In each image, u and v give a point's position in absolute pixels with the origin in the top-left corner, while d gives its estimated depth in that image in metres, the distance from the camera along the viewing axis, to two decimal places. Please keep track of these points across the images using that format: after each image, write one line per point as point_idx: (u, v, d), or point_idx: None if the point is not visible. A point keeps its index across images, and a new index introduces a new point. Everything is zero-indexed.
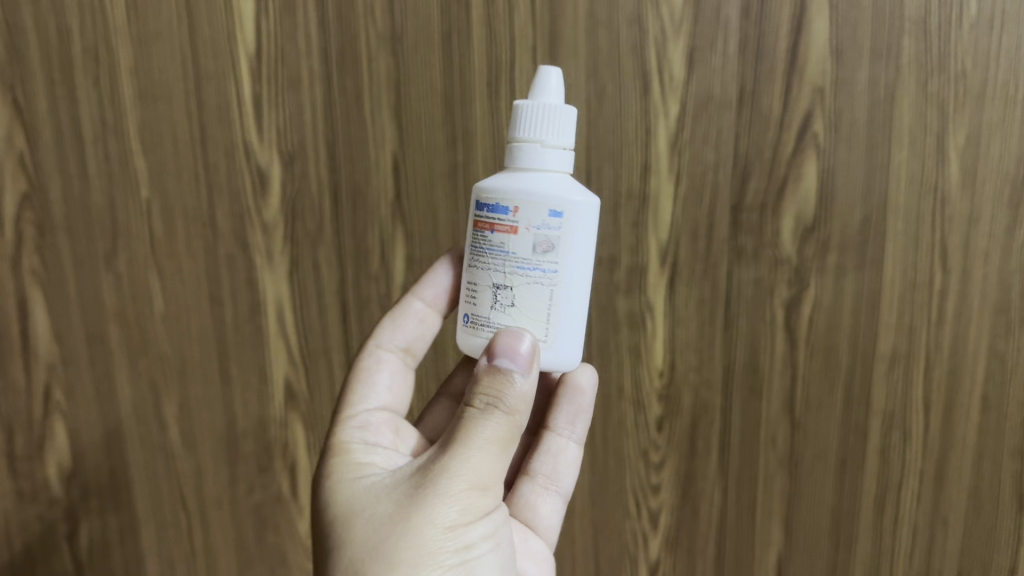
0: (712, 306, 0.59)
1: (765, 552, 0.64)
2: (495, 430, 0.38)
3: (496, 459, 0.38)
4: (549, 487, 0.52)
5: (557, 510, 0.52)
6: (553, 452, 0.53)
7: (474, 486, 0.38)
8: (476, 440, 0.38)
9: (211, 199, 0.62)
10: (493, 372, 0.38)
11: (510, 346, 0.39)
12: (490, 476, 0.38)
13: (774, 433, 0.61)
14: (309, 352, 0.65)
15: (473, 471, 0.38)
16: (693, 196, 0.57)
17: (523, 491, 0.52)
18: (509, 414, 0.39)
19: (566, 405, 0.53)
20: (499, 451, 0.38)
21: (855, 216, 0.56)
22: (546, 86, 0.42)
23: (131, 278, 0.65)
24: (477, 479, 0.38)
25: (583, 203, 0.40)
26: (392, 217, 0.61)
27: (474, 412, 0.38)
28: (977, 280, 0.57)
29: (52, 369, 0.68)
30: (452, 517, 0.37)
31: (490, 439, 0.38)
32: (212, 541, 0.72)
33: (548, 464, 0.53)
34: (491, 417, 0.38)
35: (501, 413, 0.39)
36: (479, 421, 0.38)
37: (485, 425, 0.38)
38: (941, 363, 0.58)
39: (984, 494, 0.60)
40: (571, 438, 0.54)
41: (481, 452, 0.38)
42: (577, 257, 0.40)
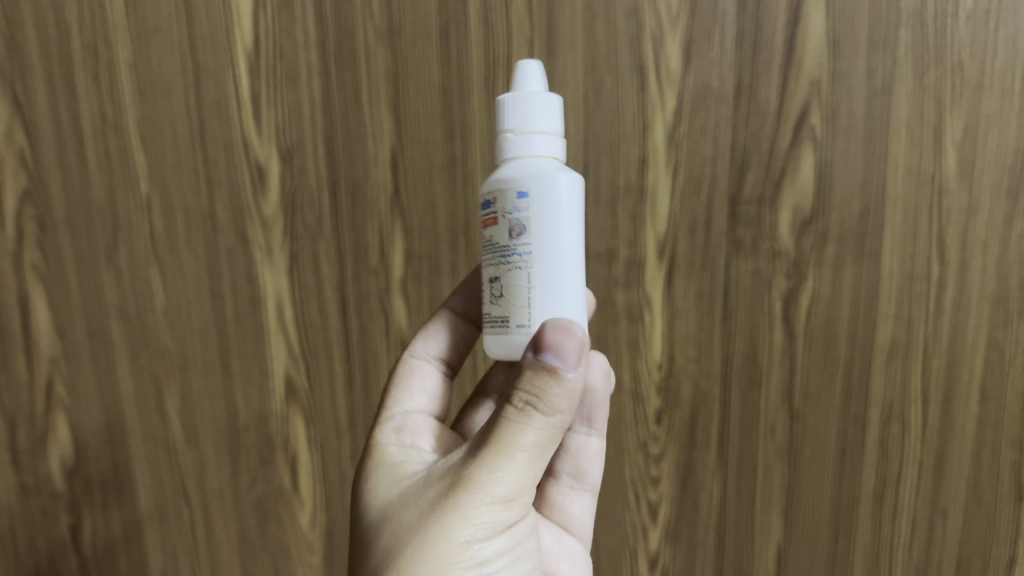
0: (710, 298, 0.59)
1: (764, 543, 0.64)
2: (533, 435, 0.35)
3: (528, 467, 0.35)
4: (576, 486, 0.52)
5: (587, 507, 0.52)
6: (575, 451, 0.52)
7: (498, 502, 0.35)
8: (506, 449, 0.35)
9: (211, 194, 0.62)
10: (537, 371, 0.35)
11: (556, 340, 0.35)
12: (519, 488, 0.35)
13: (773, 425, 0.62)
14: (309, 346, 0.65)
15: (497, 485, 0.35)
16: (690, 189, 0.57)
17: (551, 495, 0.52)
18: (548, 414, 0.35)
19: (582, 404, 0.51)
20: (532, 459, 0.35)
21: (853, 207, 0.56)
22: (528, 75, 0.40)
23: (132, 272, 0.65)
24: (502, 493, 0.35)
25: (551, 180, 0.37)
26: (390, 211, 0.61)
27: (512, 413, 0.35)
28: (976, 271, 0.57)
29: (54, 363, 0.69)
30: (471, 533, 0.35)
31: (520, 447, 0.35)
32: (215, 534, 0.72)
33: (572, 464, 0.52)
34: (526, 421, 0.35)
35: (539, 415, 0.35)
36: (515, 425, 0.35)
37: (518, 431, 0.35)
38: (939, 354, 0.59)
39: (984, 485, 0.61)
40: (592, 433, 0.52)
41: (508, 462, 0.35)
42: (557, 238, 0.37)
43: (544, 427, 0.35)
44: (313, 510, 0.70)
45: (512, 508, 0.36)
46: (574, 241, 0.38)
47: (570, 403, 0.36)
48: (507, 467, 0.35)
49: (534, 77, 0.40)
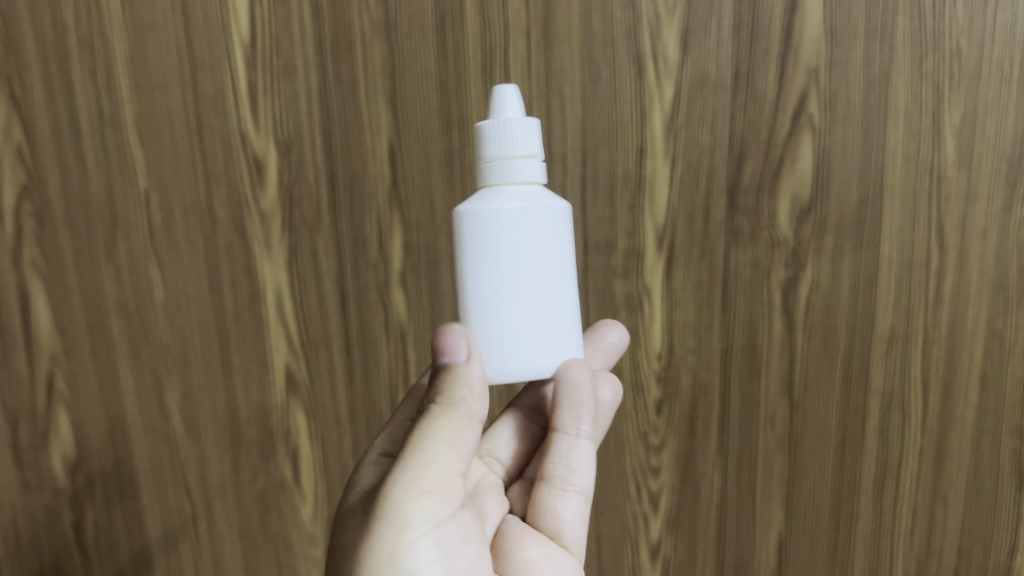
0: (710, 288, 0.59)
1: (765, 532, 0.65)
2: (445, 428, 0.37)
3: (445, 459, 0.37)
4: (566, 490, 0.49)
5: (580, 510, 0.50)
6: (565, 453, 0.49)
7: (419, 496, 0.37)
8: (419, 444, 0.37)
9: (209, 188, 0.62)
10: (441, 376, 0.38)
11: (446, 344, 0.38)
12: (439, 480, 0.37)
13: (773, 415, 0.62)
14: (309, 340, 0.65)
15: (415, 478, 0.37)
16: (689, 179, 0.57)
17: (540, 501, 0.49)
18: (453, 408, 0.38)
19: (567, 407, 0.47)
20: (447, 450, 0.37)
21: (851, 196, 0.56)
22: (502, 100, 0.41)
23: (131, 268, 0.65)
24: (420, 485, 0.37)
25: (468, 214, 0.40)
26: (389, 204, 0.61)
27: (426, 415, 0.38)
28: (975, 258, 0.57)
29: (55, 359, 0.69)
30: (397, 531, 0.36)
31: (433, 440, 0.37)
32: (217, 528, 0.72)
33: (562, 467, 0.49)
34: (434, 417, 0.37)
35: (445, 409, 0.38)
36: (427, 423, 0.37)
37: (427, 426, 0.37)
38: (939, 342, 0.58)
39: (984, 472, 0.61)
40: (580, 433, 0.49)
41: (424, 454, 0.37)
42: (478, 269, 0.40)
43: (454, 419, 0.37)
44: (315, 503, 0.70)
45: (435, 501, 0.37)
46: (501, 271, 0.39)
47: (474, 398, 0.38)
48: (421, 461, 0.37)
49: (511, 103, 0.41)
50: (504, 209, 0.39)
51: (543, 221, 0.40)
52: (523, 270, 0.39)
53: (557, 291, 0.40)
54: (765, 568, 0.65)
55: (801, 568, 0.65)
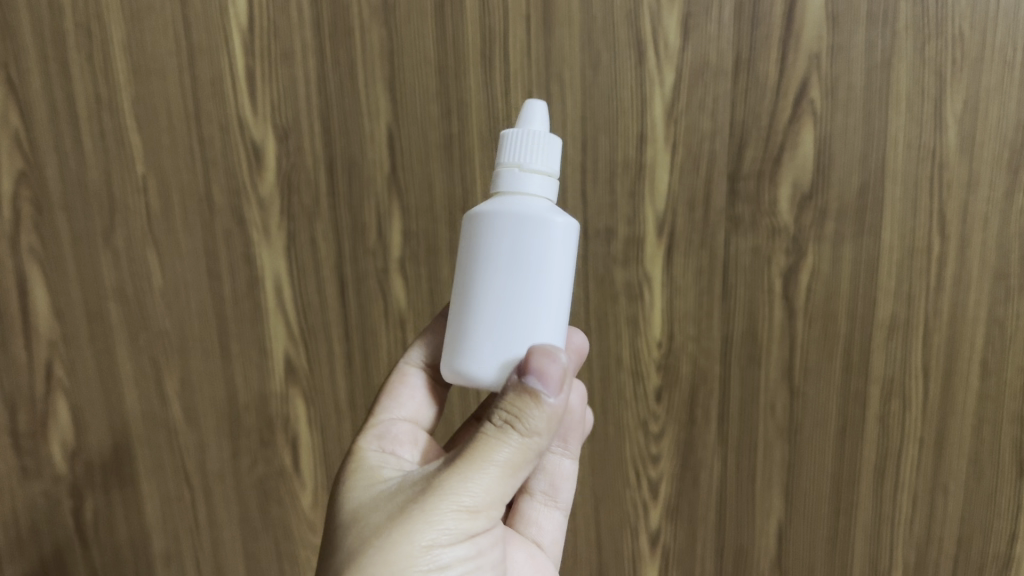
0: (709, 276, 0.59)
1: (765, 519, 0.64)
2: (506, 450, 0.36)
3: (501, 482, 0.37)
4: (549, 503, 0.53)
5: (559, 524, 0.53)
6: (550, 469, 0.54)
7: (464, 512, 0.37)
8: (480, 461, 0.36)
9: (208, 174, 0.62)
10: (518, 392, 0.36)
11: (540, 364, 0.36)
12: (490, 501, 0.37)
13: (773, 402, 0.61)
14: (308, 327, 0.65)
15: (466, 495, 0.37)
16: (689, 165, 0.57)
17: (523, 509, 0.52)
18: (527, 435, 0.37)
19: (561, 425, 0.53)
20: (506, 474, 0.37)
21: (852, 182, 0.56)
22: (529, 115, 0.40)
23: (130, 255, 0.65)
24: (469, 502, 0.37)
25: (473, 213, 0.40)
26: (387, 190, 0.61)
27: (490, 429, 0.37)
28: (976, 246, 0.56)
29: (53, 346, 0.69)
30: (433, 538, 0.36)
31: (497, 462, 0.36)
32: (216, 514, 0.72)
33: (544, 480, 0.53)
34: (504, 438, 0.37)
35: (519, 434, 0.36)
36: (492, 441, 0.37)
37: (496, 445, 0.37)
38: (940, 330, 0.58)
39: (984, 461, 0.61)
40: (566, 453, 0.54)
41: (479, 474, 0.36)
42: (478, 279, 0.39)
43: (521, 445, 0.37)
44: (314, 491, 0.70)
45: (478, 517, 0.37)
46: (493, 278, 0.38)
47: (548, 427, 0.37)
48: (477, 479, 0.37)
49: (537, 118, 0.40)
50: (495, 214, 0.38)
51: (529, 233, 0.37)
52: (517, 281, 0.38)
53: (538, 307, 0.38)
54: (764, 555, 0.65)
55: (801, 556, 0.65)
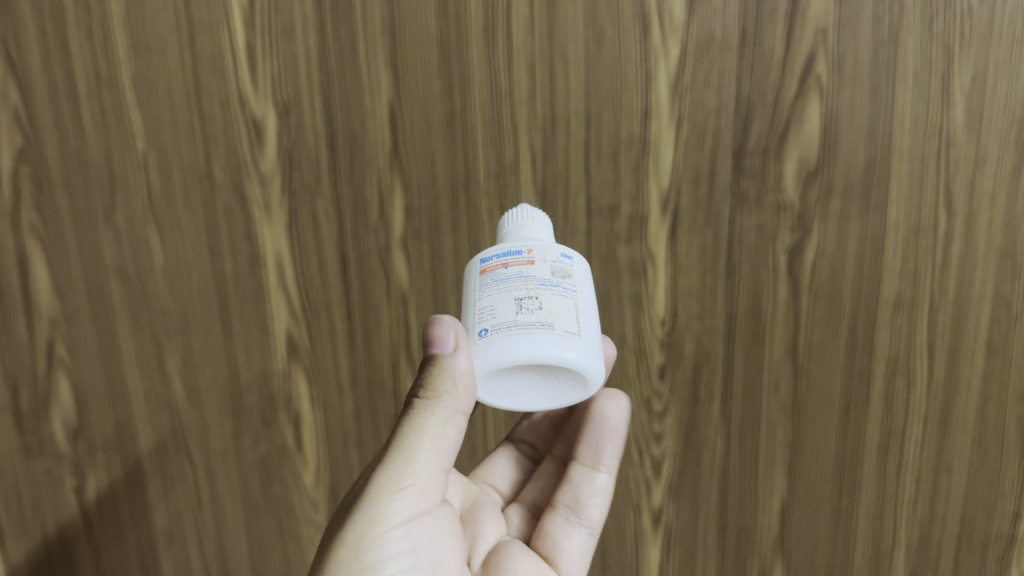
0: (714, 253, 0.59)
1: (768, 498, 0.64)
2: (426, 425, 0.38)
3: (426, 458, 0.38)
4: (569, 520, 0.48)
5: (584, 547, 0.48)
6: (576, 483, 0.49)
7: (391, 496, 0.38)
8: (400, 443, 0.38)
9: (208, 151, 0.62)
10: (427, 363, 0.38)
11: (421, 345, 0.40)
12: (416, 478, 0.38)
13: (777, 380, 0.61)
14: (310, 305, 0.65)
15: (390, 473, 0.38)
16: (694, 141, 0.57)
17: (545, 526, 0.48)
18: (436, 403, 0.38)
19: (592, 433, 0.49)
20: (425, 447, 0.38)
21: (859, 158, 0.55)
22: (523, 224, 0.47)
23: (131, 233, 0.65)
24: (399, 486, 0.38)
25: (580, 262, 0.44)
26: (390, 167, 0.60)
27: (410, 409, 0.39)
28: (983, 223, 0.56)
29: (54, 324, 0.68)
30: (366, 528, 0.38)
31: (416, 439, 0.38)
32: (219, 493, 0.72)
33: (570, 495, 0.49)
34: (418, 410, 0.38)
35: (431, 405, 0.38)
36: (414, 420, 0.38)
37: (411, 419, 0.38)
38: (945, 307, 0.58)
39: (988, 439, 0.60)
40: (598, 468, 0.49)
41: (404, 455, 0.38)
42: None
43: (434, 415, 0.38)
44: (317, 468, 0.70)
45: (407, 497, 0.38)
46: None
47: (461, 387, 0.38)
48: (399, 458, 0.38)
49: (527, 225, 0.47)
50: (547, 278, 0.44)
51: None
52: None
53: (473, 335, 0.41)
54: (766, 534, 0.66)
55: (803, 534, 0.65)
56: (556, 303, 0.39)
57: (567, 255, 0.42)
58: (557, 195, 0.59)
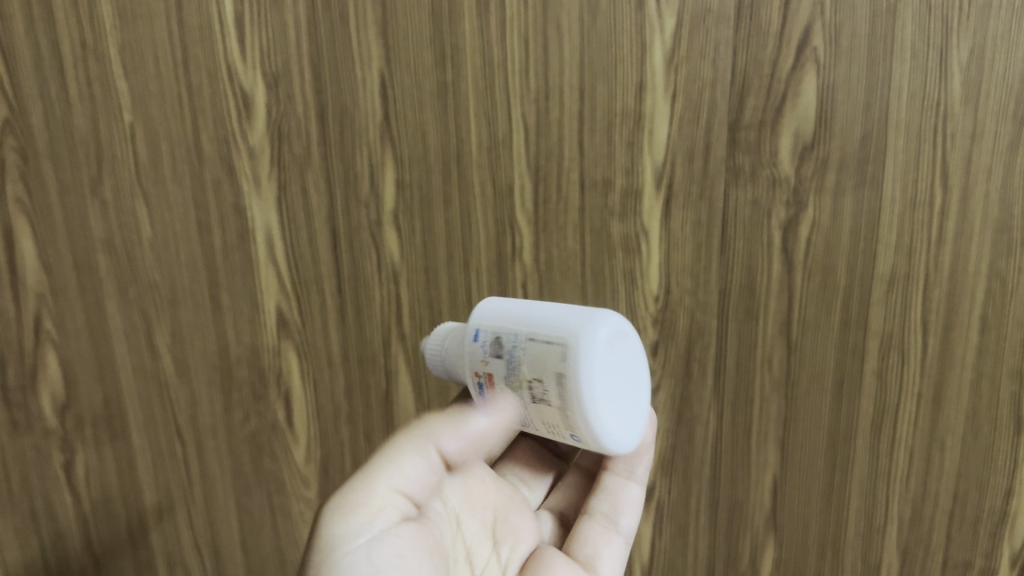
0: (708, 228, 0.58)
1: (760, 473, 0.65)
2: (402, 448, 0.37)
3: (389, 475, 0.36)
4: (609, 529, 0.46)
5: (621, 557, 0.46)
6: (610, 491, 0.47)
7: (346, 512, 0.35)
8: (367, 466, 0.37)
9: (196, 123, 0.61)
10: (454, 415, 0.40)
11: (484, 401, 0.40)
12: (374, 492, 0.36)
13: (770, 357, 0.61)
14: (300, 280, 0.64)
15: (352, 492, 0.36)
16: (689, 114, 0.56)
17: (579, 532, 0.46)
18: (407, 430, 0.38)
19: None
20: (396, 466, 0.37)
21: (855, 133, 0.54)
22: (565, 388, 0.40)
23: (118, 206, 0.64)
24: (360, 499, 0.35)
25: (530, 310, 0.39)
26: (380, 140, 0.59)
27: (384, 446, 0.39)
28: (978, 198, 0.54)
29: (42, 298, 0.68)
30: (323, 552, 0.34)
31: (379, 457, 0.37)
32: (208, 468, 0.72)
33: (606, 502, 0.47)
34: (389, 442, 0.38)
35: (402, 434, 0.38)
36: (384, 445, 0.38)
37: (378, 449, 0.38)
38: (940, 284, 0.56)
39: (982, 419, 0.59)
40: (631, 476, 0.47)
41: (368, 473, 0.36)
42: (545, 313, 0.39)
43: (406, 440, 0.38)
44: (307, 445, 0.69)
45: (378, 508, 0.35)
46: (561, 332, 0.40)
47: (440, 420, 0.38)
48: (360, 478, 0.36)
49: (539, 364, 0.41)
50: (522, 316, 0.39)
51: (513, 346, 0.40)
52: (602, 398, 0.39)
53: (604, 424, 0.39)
54: (759, 509, 0.66)
55: (796, 510, 0.65)
56: (536, 365, 0.37)
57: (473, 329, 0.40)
58: (550, 168, 0.58)
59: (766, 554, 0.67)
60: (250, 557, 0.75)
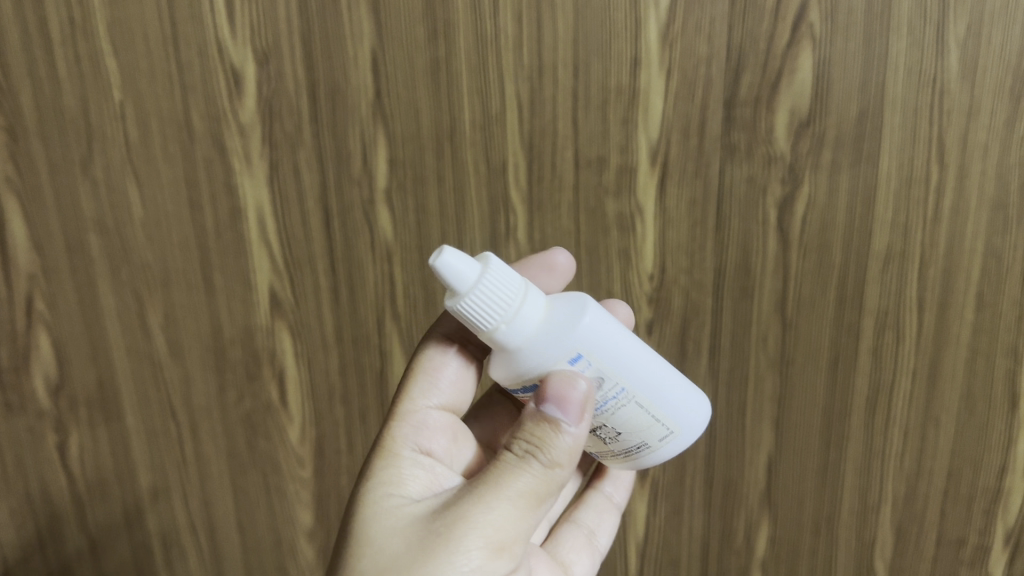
0: (704, 206, 0.58)
1: (755, 452, 0.65)
2: (530, 482, 0.36)
3: (519, 519, 0.36)
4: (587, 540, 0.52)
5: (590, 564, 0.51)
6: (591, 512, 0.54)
7: (479, 554, 0.35)
8: (496, 492, 0.36)
9: (186, 101, 0.60)
10: (540, 423, 0.36)
11: (559, 393, 0.36)
12: (506, 538, 0.36)
13: (765, 335, 0.61)
14: (293, 260, 0.64)
15: (477, 534, 0.35)
16: (684, 91, 0.55)
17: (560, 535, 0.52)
18: (548, 468, 0.36)
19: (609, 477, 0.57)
20: (515, 506, 0.36)
21: (851, 109, 0.54)
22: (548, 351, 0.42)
23: (109, 186, 0.64)
24: (490, 540, 0.35)
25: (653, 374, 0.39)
26: (372, 118, 0.59)
27: (510, 458, 0.37)
28: (975, 175, 0.54)
29: (33, 279, 0.68)
30: None
31: (514, 491, 0.36)
32: (203, 449, 0.72)
33: (588, 517, 0.54)
34: (518, 466, 0.36)
35: (535, 464, 0.36)
36: (513, 470, 0.36)
37: (510, 473, 0.36)
38: (936, 261, 0.56)
39: (977, 395, 0.59)
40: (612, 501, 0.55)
41: (498, 505, 0.36)
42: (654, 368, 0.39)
43: (540, 479, 0.36)
44: (302, 425, 0.69)
45: (489, 561, 0.36)
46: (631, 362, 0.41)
47: (569, 458, 0.37)
48: (490, 511, 0.36)
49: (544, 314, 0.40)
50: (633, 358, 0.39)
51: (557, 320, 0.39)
52: None
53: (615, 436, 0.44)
54: (753, 487, 0.66)
55: (790, 488, 0.65)
56: (630, 424, 0.39)
57: (573, 351, 0.37)
58: (544, 146, 0.58)
59: (761, 531, 0.67)
60: (246, 537, 0.75)
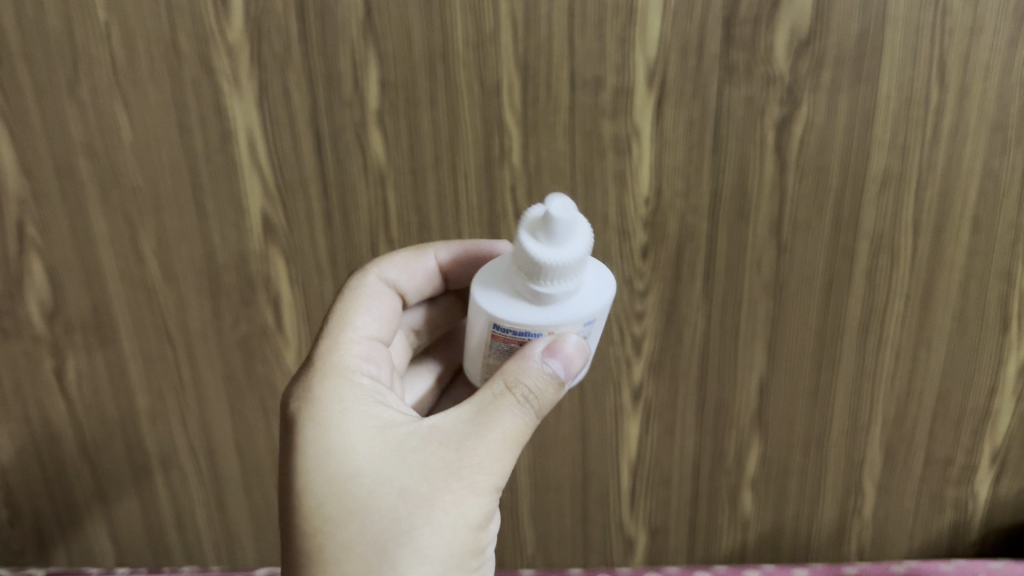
0: (701, 127, 0.57)
1: (747, 373, 0.65)
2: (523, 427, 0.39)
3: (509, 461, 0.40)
4: None
5: None
6: None
7: (487, 496, 0.39)
8: (499, 435, 0.39)
9: (172, 19, 0.58)
10: (545, 374, 0.39)
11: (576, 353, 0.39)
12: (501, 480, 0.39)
13: (760, 258, 0.61)
14: (284, 184, 0.63)
15: (488, 478, 0.39)
16: (683, 8, 0.54)
17: None
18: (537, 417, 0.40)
19: None
20: (507, 450, 0.39)
21: (852, 28, 0.53)
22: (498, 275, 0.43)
23: (96, 108, 0.62)
24: (495, 482, 0.39)
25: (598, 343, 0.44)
26: (363, 37, 0.57)
27: (509, 403, 0.39)
28: (975, 95, 0.54)
29: (24, 205, 0.66)
30: (466, 525, 0.38)
31: (514, 438, 0.39)
32: (200, 372, 0.73)
33: None
34: (516, 411, 0.39)
35: (529, 412, 0.40)
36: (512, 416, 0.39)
37: (510, 419, 0.39)
38: (935, 182, 0.57)
39: (969, 316, 0.62)
40: None
41: (502, 450, 0.39)
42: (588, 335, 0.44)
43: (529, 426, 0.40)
44: (298, 349, 0.71)
45: (488, 502, 0.39)
46: None
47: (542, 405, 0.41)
48: (497, 455, 0.39)
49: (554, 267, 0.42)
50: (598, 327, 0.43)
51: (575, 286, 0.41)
52: None
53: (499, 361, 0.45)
54: (745, 408, 0.67)
55: (779, 408, 0.67)
56: None
57: (592, 319, 0.40)
58: (539, 66, 0.57)
59: (751, 450, 0.69)
60: (246, 457, 0.77)
